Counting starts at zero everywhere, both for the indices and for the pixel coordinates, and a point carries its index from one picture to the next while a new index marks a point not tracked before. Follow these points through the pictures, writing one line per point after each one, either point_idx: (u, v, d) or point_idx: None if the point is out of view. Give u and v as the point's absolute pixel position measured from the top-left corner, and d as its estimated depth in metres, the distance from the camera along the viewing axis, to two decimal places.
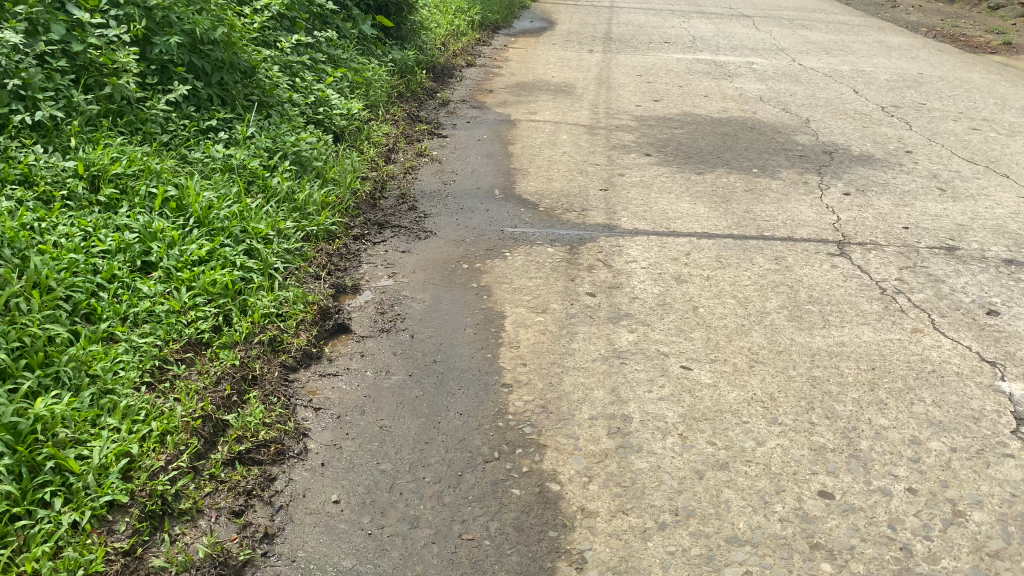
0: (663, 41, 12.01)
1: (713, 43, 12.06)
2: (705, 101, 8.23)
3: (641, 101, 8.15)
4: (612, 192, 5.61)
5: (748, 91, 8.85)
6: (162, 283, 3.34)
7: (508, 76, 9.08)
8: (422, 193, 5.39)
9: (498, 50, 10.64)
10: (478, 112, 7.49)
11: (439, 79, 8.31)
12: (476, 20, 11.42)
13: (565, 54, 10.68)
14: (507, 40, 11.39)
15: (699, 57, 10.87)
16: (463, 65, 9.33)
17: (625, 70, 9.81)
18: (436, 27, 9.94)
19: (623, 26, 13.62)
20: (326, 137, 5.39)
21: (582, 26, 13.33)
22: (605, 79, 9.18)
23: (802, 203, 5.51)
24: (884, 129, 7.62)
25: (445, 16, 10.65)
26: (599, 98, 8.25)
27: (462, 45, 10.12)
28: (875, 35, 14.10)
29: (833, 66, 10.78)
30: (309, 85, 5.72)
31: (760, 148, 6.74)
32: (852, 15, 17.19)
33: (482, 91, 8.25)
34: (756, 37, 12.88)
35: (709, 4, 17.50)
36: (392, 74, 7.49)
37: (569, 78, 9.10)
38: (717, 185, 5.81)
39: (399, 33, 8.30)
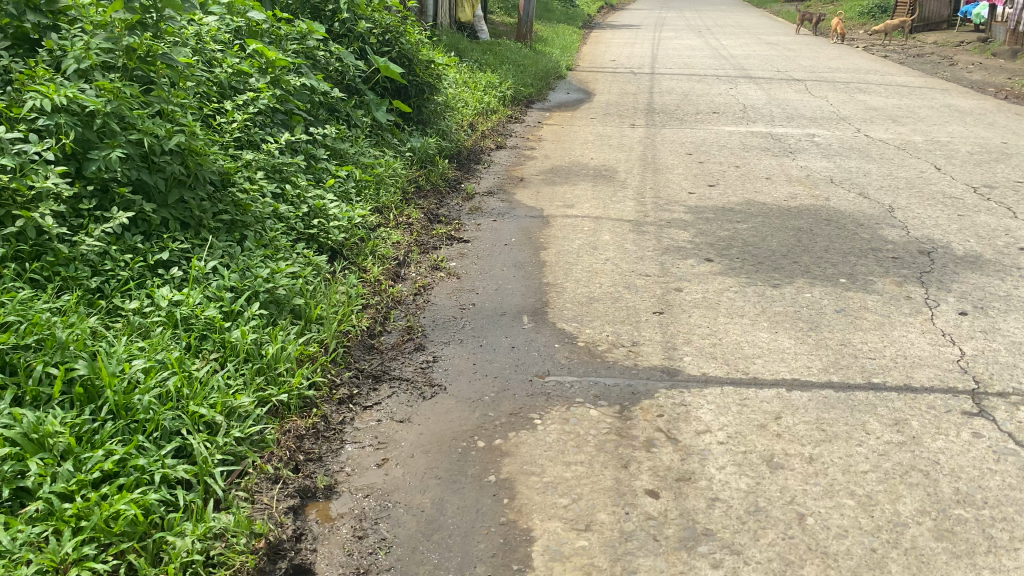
0: (711, 112, 11.04)
1: (766, 112, 11.06)
2: (767, 185, 7.18)
3: (694, 186, 7.13)
4: (669, 315, 4.54)
5: (815, 170, 7.79)
6: (39, 522, 2.32)
7: (542, 159, 8.13)
8: (433, 322, 4.36)
9: (531, 128, 9.74)
10: (507, 207, 6.51)
11: (463, 168, 7.39)
12: (507, 94, 10.58)
13: (605, 130, 9.74)
14: (541, 116, 10.51)
15: (753, 130, 9.89)
16: (493, 148, 8.45)
17: (671, 147, 8.82)
18: (463, 106, 9.09)
19: (665, 95, 12.75)
20: (318, 257, 4.41)
21: (621, 97, 12.45)
22: (651, 159, 8.19)
23: (910, 331, 4.40)
24: (984, 217, 6.50)
25: (473, 94, 9.81)
26: (645, 184, 7.25)
27: (491, 125, 9.22)
28: (941, 98, 13.03)
29: (903, 137, 9.72)
30: (302, 191, 4.78)
31: (843, 248, 5.66)
32: (911, 76, 16.13)
33: (512, 179, 7.30)
34: (811, 104, 11.90)
35: (755, 67, 16.58)
36: (408, 166, 6.56)
37: (610, 159, 8.14)
38: (798, 303, 4.72)
39: (417, 118, 7.42)
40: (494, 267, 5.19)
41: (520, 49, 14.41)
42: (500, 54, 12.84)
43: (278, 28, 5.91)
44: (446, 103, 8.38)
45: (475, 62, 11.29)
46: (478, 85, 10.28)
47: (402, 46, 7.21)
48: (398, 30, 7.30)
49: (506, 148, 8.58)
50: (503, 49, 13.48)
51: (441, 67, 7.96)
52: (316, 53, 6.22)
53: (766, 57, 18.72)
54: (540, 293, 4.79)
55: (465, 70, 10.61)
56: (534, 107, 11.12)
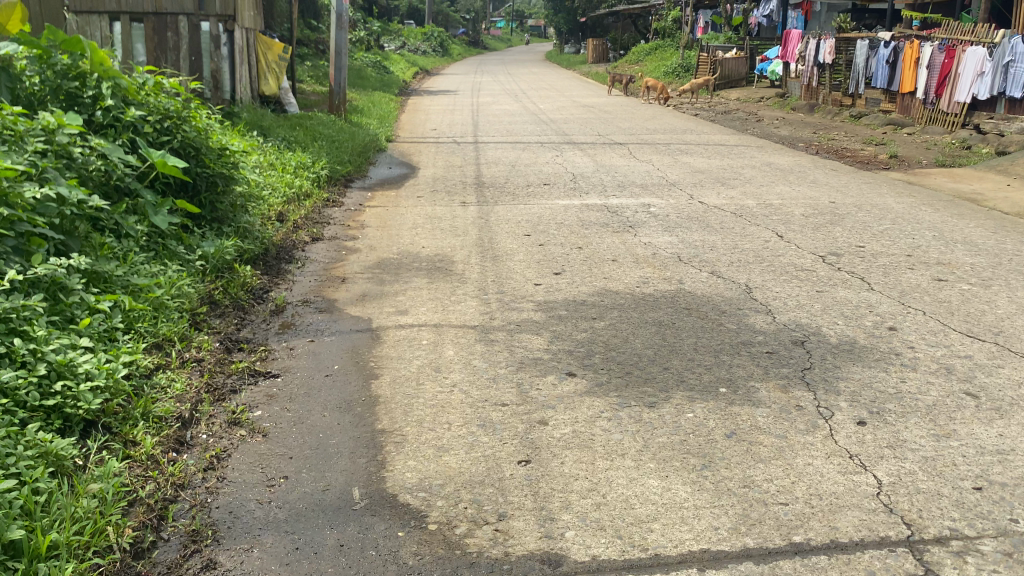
0: (542, 184, 10.49)
1: (598, 181, 10.65)
2: (616, 269, 6.56)
3: (539, 276, 6.39)
4: (537, 462, 3.67)
5: (661, 247, 7.27)
6: None
7: (364, 252, 7.14)
8: (232, 511, 3.29)
9: (351, 213, 8.75)
10: (327, 317, 5.48)
11: (272, 272, 6.29)
12: (322, 175, 9.57)
13: (433, 211, 8.90)
14: (362, 197, 9.55)
15: (588, 202, 9.40)
16: (307, 240, 7.41)
17: (507, 228, 8.10)
18: (268, 194, 7.98)
19: (493, 165, 12.17)
20: (59, 441, 3.27)
21: (447, 170, 11.72)
22: (487, 244, 7.41)
23: (813, 455, 3.76)
24: (842, 291, 6.14)
25: (280, 178, 8.72)
26: (485, 276, 6.43)
27: (304, 213, 8.16)
28: (760, 156, 13.22)
29: (737, 200, 9.53)
30: (41, 343, 3.62)
31: (713, 342, 5.05)
32: (725, 134, 16.52)
33: (331, 281, 6.27)
34: (640, 169, 11.67)
35: (577, 131, 16.45)
36: (199, 281, 5.44)
37: (442, 248, 7.29)
38: (682, 426, 3.98)
39: (210, 217, 6.31)
40: (312, 410, 4.15)
41: (334, 122, 13.43)
42: (312, 129, 11.81)
43: (14, 124, 4.75)
44: (247, 193, 7.28)
45: (282, 141, 10.20)
46: (286, 167, 9.20)
47: (187, 133, 6.13)
48: (180, 116, 6.21)
49: (323, 239, 7.54)
50: (314, 124, 12.45)
51: (238, 153, 6.91)
52: (71, 150, 5.09)
53: (585, 120, 18.74)
54: (373, 445, 3.79)
55: (271, 152, 9.51)
56: (353, 186, 10.14)
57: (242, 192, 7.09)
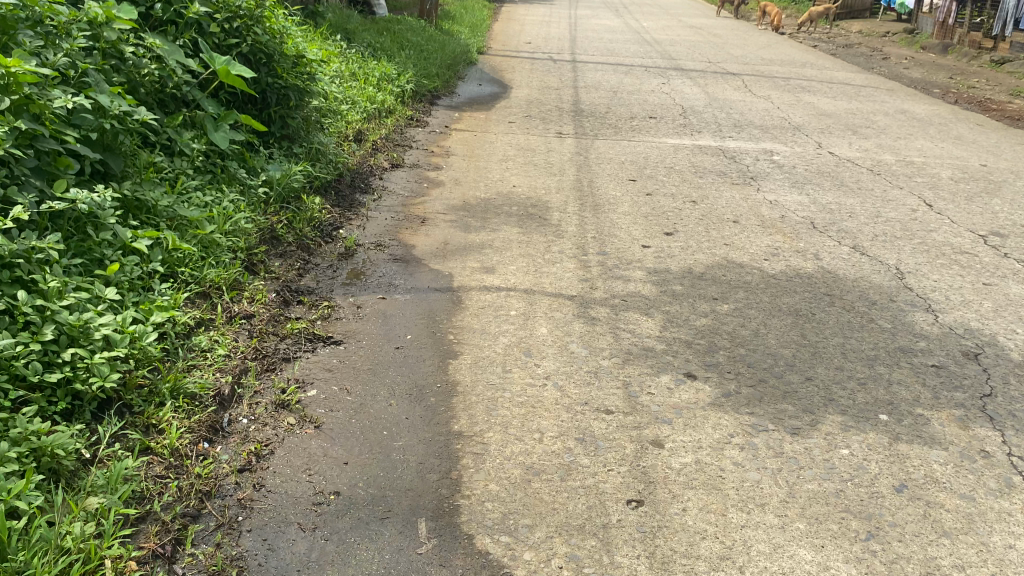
0: (647, 118, 9.44)
1: (710, 119, 9.55)
2: (736, 235, 5.62)
3: (647, 236, 5.49)
4: (653, 504, 2.87)
5: (789, 210, 6.28)
6: None
7: (448, 188, 6.32)
8: (266, 539, 2.59)
9: (436, 136, 7.91)
10: (402, 269, 4.72)
11: (343, 205, 5.53)
12: (407, 90, 8.72)
13: (526, 141, 8.00)
14: (449, 118, 8.68)
15: (700, 144, 8.37)
16: (387, 167, 6.64)
17: (609, 170, 7.17)
18: (347, 109, 7.20)
19: (593, 91, 11.13)
20: (58, 431, 2.63)
21: (542, 92, 10.73)
22: (587, 189, 6.52)
23: (1015, 532, 2.84)
24: (1015, 285, 5.08)
25: (361, 90, 7.91)
26: (584, 230, 5.56)
27: (383, 133, 7.35)
28: (892, 101, 11.82)
29: (871, 155, 8.35)
30: (52, 298, 2.95)
31: (862, 346, 4.13)
32: (849, 72, 14.98)
33: (409, 221, 5.49)
34: (757, 108, 10.49)
35: (684, 57, 15.14)
36: (260, 212, 4.73)
37: (535, 189, 6.42)
38: (837, 470, 3.12)
39: (278, 135, 5.56)
40: (376, 395, 3.42)
41: (424, 28, 12.47)
42: (400, 36, 10.92)
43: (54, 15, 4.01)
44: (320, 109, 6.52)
45: (367, 47, 9.35)
46: (368, 78, 8.37)
47: (259, 36, 5.35)
48: (252, 16, 5.43)
49: (404, 167, 6.74)
50: (402, 30, 11.54)
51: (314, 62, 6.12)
52: (122, 50, 4.37)
53: (693, 44, 17.31)
54: (447, 457, 3.05)
55: (354, 59, 8.68)
56: (440, 104, 9.27)
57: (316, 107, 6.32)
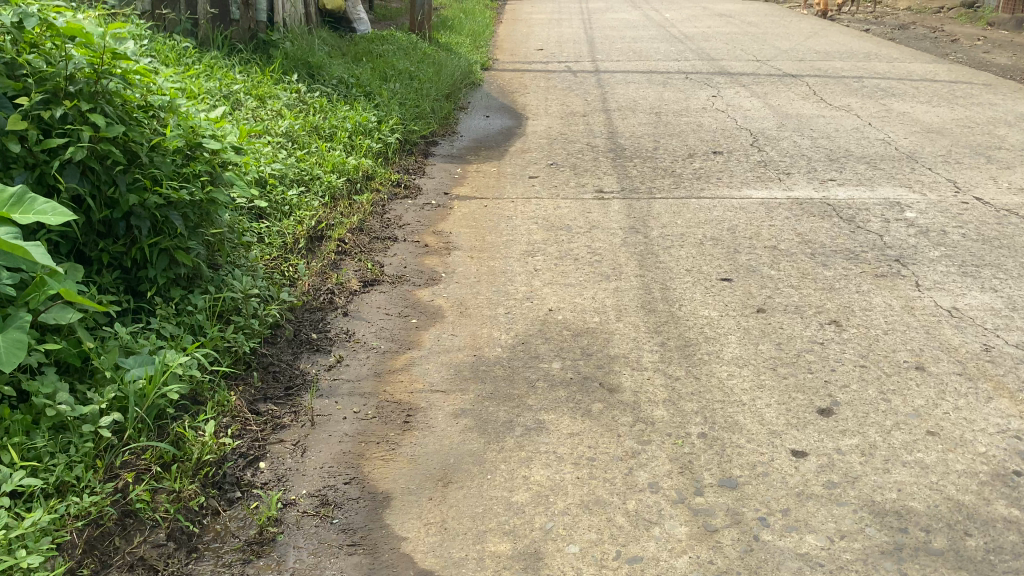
0: (710, 156, 7.19)
1: (792, 152, 7.29)
2: (931, 403, 3.36)
3: (789, 422, 3.24)
4: None
5: (985, 328, 4.01)
6: None
7: (451, 321, 4.06)
8: None
9: (431, 214, 5.67)
10: (364, 567, 2.48)
11: (272, 400, 3.29)
12: (391, 143, 6.50)
13: (556, 212, 5.75)
14: (450, 178, 6.45)
15: (794, 195, 6.11)
16: (358, 285, 4.42)
17: (685, 257, 4.90)
18: (297, 194, 4.96)
19: (631, 115, 8.89)
20: None
21: (566, 123, 8.51)
22: (664, 305, 4.26)
23: None
24: None
25: (324, 154, 5.69)
26: (680, 410, 3.30)
27: (352, 223, 5.11)
28: (1003, 102, 9.50)
29: None
30: None
31: None
32: (924, 63, 12.67)
33: (385, 417, 3.25)
34: (844, 128, 8.21)
35: (725, 57, 12.88)
36: (89, 479, 2.54)
37: (584, 311, 4.16)
38: None
39: (161, 283, 3.36)
40: None
41: (415, 46, 10.28)
42: (383, 61, 8.71)
43: None
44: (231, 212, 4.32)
45: (337, 83, 7.13)
46: (334, 133, 6.15)
47: (101, 128, 3.13)
48: (89, 95, 3.23)
49: (383, 281, 4.49)
50: (386, 53, 9.34)
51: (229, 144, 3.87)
52: None
53: (729, 40, 15.08)
54: None
55: (316, 105, 6.44)
56: (436, 155, 7.06)
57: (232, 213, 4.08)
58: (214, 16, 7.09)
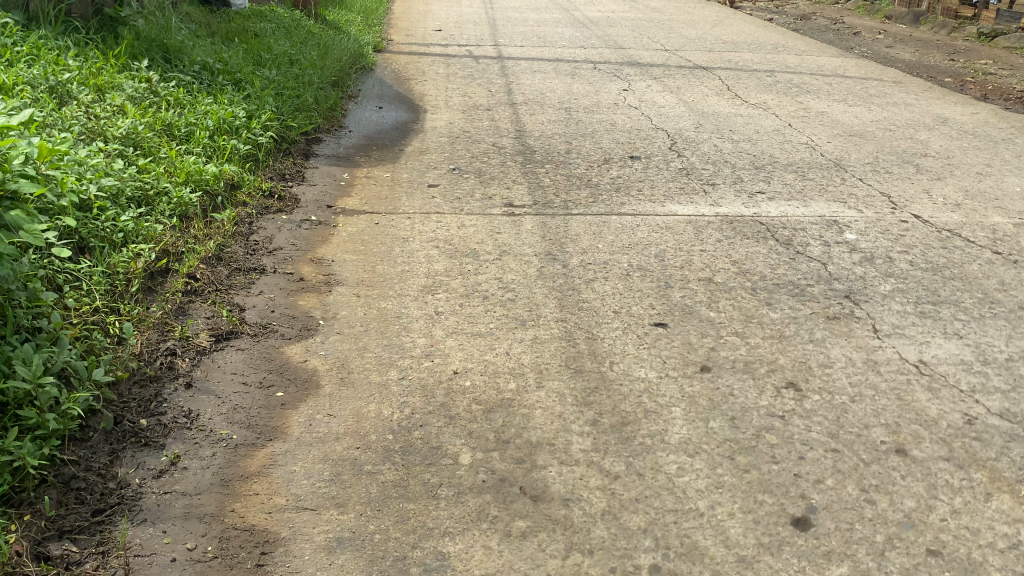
0: (627, 162, 6.52)
1: (715, 158, 6.69)
2: (923, 505, 2.74)
3: (759, 542, 2.55)
4: None
5: (962, 391, 3.44)
6: None
7: (327, 393, 3.21)
8: None
9: (310, 235, 4.76)
10: None
11: (69, 536, 2.39)
12: (263, 144, 5.53)
13: (459, 232, 4.94)
14: (335, 188, 5.54)
15: (722, 211, 5.49)
16: (211, 340, 3.50)
17: (611, 293, 4.18)
18: (135, 216, 3.98)
19: (538, 110, 8.15)
20: None
21: (468, 118, 7.68)
22: (592, 363, 3.52)
23: None
24: None
25: (176, 161, 4.69)
26: (623, 529, 2.57)
27: (206, 252, 4.16)
28: (919, 102, 9.21)
29: (972, 217, 5.63)
30: None
31: None
32: (831, 57, 12.42)
33: (230, 557, 2.39)
34: (765, 129, 7.69)
35: (633, 45, 12.29)
36: None
37: (497, 373, 3.38)
38: None
39: None
40: None
41: (299, 24, 9.21)
42: (259, 43, 7.65)
43: None
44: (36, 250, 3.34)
45: (199, 70, 6.08)
46: (191, 133, 5.14)
47: None
48: None
49: (242, 333, 3.58)
50: (263, 32, 8.26)
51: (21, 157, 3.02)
52: None
53: (635, 26, 14.53)
54: None
55: (171, 97, 5.41)
56: (319, 156, 6.12)
57: (28, 257, 3.12)
58: None
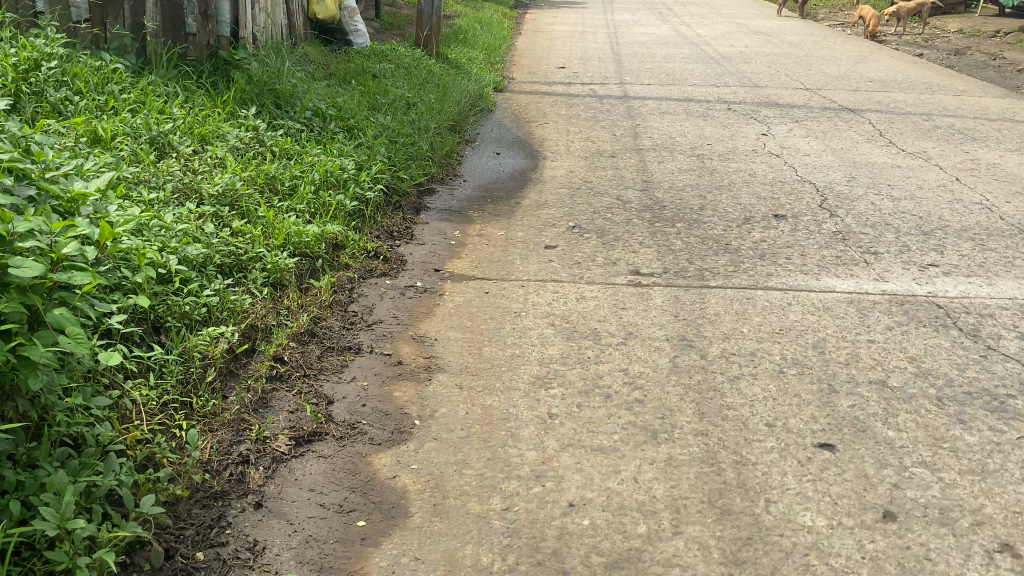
0: (771, 221, 5.78)
1: (873, 220, 5.87)
2: None
3: None
4: None
5: None
6: None
7: (417, 525, 2.65)
8: None
9: (414, 305, 4.27)
10: None
11: None
12: (371, 199, 5.11)
13: (580, 304, 4.34)
14: (444, 248, 5.06)
15: (888, 289, 4.69)
16: (291, 441, 3.02)
17: (761, 396, 3.49)
18: (221, 287, 3.58)
19: (668, 157, 7.51)
20: None
21: (592, 166, 7.12)
22: (741, 499, 2.85)
23: None
24: None
25: (274, 221, 4.31)
26: None
27: (297, 327, 3.72)
28: None
29: None
30: None
31: None
32: (996, 98, 11.23)
33: None
34: (929, 186, 6.79)
35: (770, 84, 11.49)
36: None
37: (622, 510, 2.75)
38: None
39: None
40: None
41: (419, 63, 8.91)
42: (377, 84, 7.35)
43: None
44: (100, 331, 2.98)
45: (310, 116, 5.76)
46: (295, 188, 4.78)
47: None
48: None
49: (327, 435, 3.08)
50: (382, 73, 7.98)
51: (80, 237, 2.73)
52: None
53: (771, 62, 13.68)
54: None
55: (276, 147, 5.09)
56: (430, 209, 5.68)
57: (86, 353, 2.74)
58: (163, 29, 5.77)
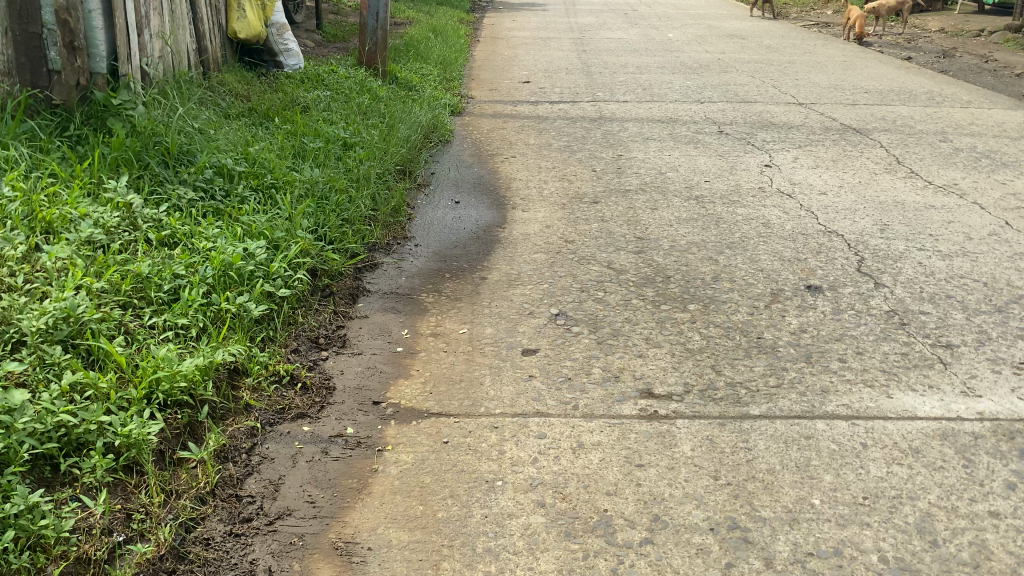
0: (805, 298, 4.58)
1: (929, 292, 4.71)
2: None
3: None
4: None
5: None
6: None
7: None
8: None
9: (343, 472, 2.97)
10: None
11: None
12: (286, 295, 3.82)
13: (578, 461, 3.05)
14: (389, 359, 3.76)
15: (983, 410, 3.51)
16: None
17: None
18: (21, 504, 2.33)
19: (662, 201, 6.30)
20: None
21: (573, 217, 5.88)
22: None
23: None
24: None
25: (135, 359, 3.02)
26: None
27: (153, 551, 2.43)
28: None
29: None
30: None
31: None
32: (1006, 109, 10.21)
33: None
34: (978, 236, 5.66)
35: (759, 99, 10.35)
36: None
37: None
38: None
39: None
40: None
41: (362, 87, 7.60)
42: (308, 121, 6.04)
43: None
44: None
45: (211, 178, 4.47)
46: (177, 293, 3.49)
47: None
48: None
49: None
50: (315, 104, 6.66)
51: None
52: None
53: (755, 72, 12.58)
54: None
55: (157, 232, 3.80)
56: (372, 294, 4.39)
57: None
58: (19, 64, 4.39)
